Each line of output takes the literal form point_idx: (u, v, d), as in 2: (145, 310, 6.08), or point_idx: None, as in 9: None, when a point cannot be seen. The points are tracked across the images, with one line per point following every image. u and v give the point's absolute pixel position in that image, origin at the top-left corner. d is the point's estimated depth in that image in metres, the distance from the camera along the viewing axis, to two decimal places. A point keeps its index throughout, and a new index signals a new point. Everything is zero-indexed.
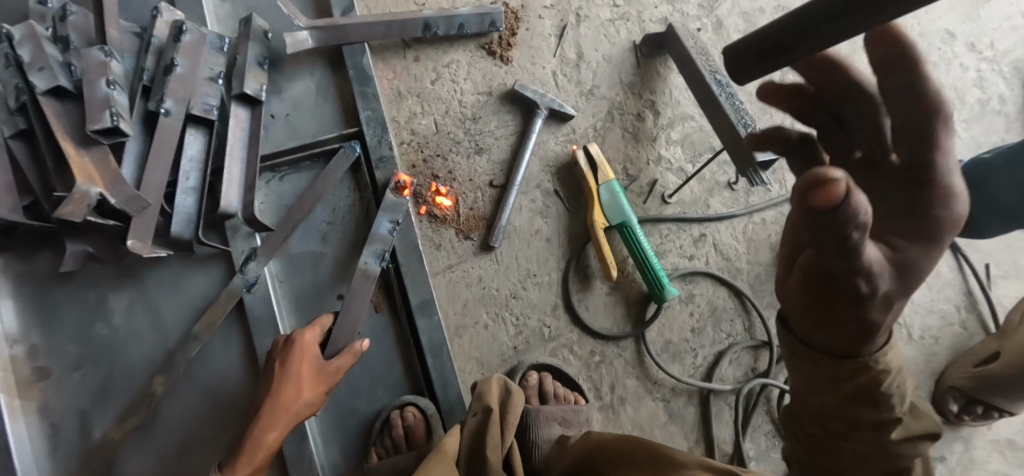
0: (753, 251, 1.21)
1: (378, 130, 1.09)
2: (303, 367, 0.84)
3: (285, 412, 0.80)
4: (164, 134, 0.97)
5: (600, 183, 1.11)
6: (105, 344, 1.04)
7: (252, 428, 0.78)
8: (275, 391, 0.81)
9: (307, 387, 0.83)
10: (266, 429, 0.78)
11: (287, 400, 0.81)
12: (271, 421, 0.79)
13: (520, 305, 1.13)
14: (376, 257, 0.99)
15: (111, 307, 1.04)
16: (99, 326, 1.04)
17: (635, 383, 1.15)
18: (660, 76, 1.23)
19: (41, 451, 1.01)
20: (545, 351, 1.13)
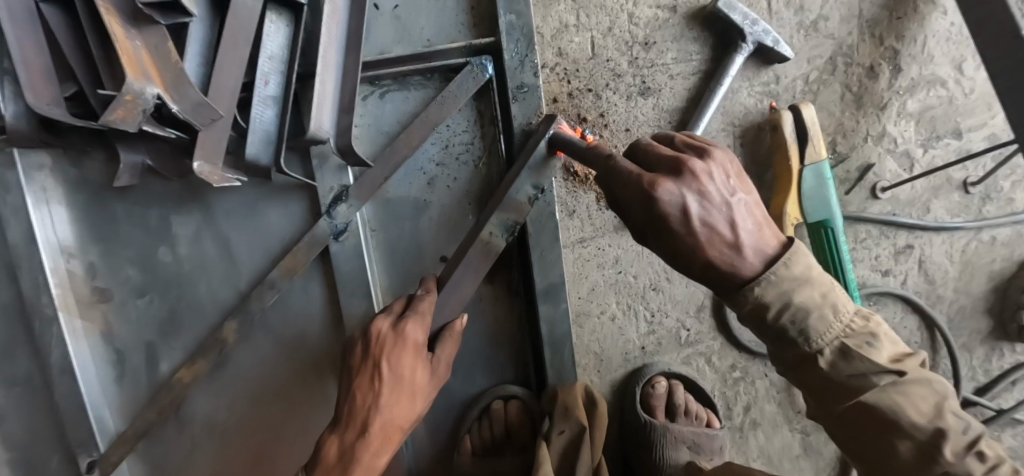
0: (965, 277, 0.93)
1: (521, 46, 0.79)
2: (417, 377, 0.68)
3: (397, 431, 0.67)
4: (239, 18, 0.70)
5: (805, 166, 0.82)
6: (170, 273, 0.92)
7: (363, 453, 0.64)
8: (389, 411, 0.66)
9: (419, 398, 0.69)
10: (378, 453, 0.65)
11: (401, 418, 0.67)
12: (383, 442, 0.66)
13: (659, 300, 0.91)
14: (505, 231, 0.77)
15: (175, 233, 0.90)
16: (162, 253, 0.91)
17: (774, 409, 0.98)
18: (918, 14, 0.85)
19: (108, 379, 0.94)
20: (677, 357, 0.93)
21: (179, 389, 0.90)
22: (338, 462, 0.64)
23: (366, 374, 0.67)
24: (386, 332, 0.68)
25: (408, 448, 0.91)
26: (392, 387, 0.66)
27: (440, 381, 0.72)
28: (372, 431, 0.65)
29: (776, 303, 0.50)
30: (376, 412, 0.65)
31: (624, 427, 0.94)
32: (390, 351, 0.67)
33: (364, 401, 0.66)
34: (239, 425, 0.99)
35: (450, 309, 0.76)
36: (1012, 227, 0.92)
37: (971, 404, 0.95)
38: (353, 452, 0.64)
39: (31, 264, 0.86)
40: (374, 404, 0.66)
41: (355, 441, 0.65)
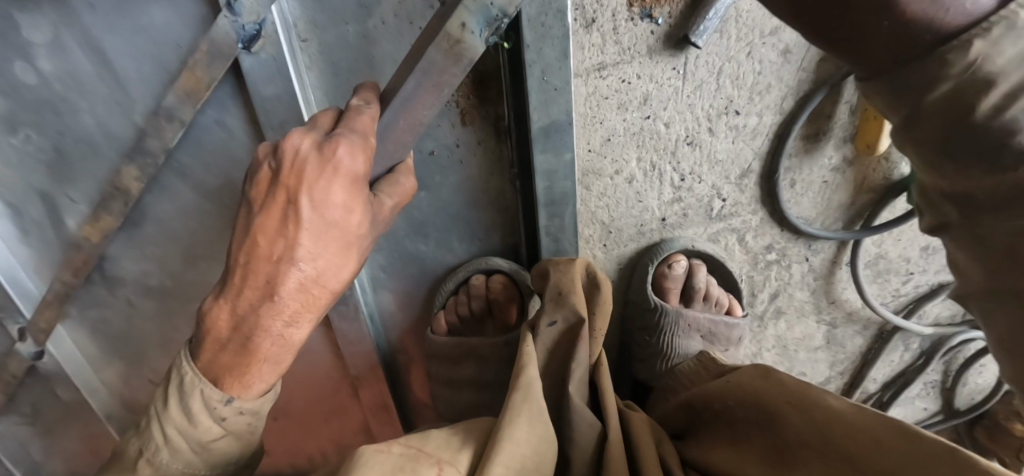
0: None
1: None
2: (352, 222, 0.46)
3: (321, 296, 0.47)
4: None
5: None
6: (36, 99, 0.68)
7: (269, 323, 0.46)
8: (310, 267, 0.45)
9: (357, 251, 0.48)
10: (291, 324, 0.47)
11: (329, 278, 0.47)
12: (300, 309, 0.47)
13: (694, 159, 0.68)
14: (484, 25, 0.47)
15: (25, 38, 0.63)
16: (19, 69, 0.66)
17: (805, 298, 0.82)
18: None
19: (14, 238, 0.81)
20: (704, 233, 0.74)
21: (90, 245, 0.76)
22: (234, 333, 0.47)
23: (276, 215, 0.45)
24: (305, 155, 0.44)
25: (375, 323, 0.77)
26: (314, 235, 0.45)
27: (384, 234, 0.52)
28: (283, 291, 0.46)
29: (1013, 74, 0.25)
30: (288, 267, 0.45)
31: (626, 312, 0.80)
32: (308, 184, 0.44)
33: (270, 253, 0.46)
34: (179, 285, 0.86)
35: (396, 140, 0.52)
36: None
37: None
38: (253, 322, 0.46)
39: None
40: (287, 256, 0.45)
41: (257, 306, 0.46)
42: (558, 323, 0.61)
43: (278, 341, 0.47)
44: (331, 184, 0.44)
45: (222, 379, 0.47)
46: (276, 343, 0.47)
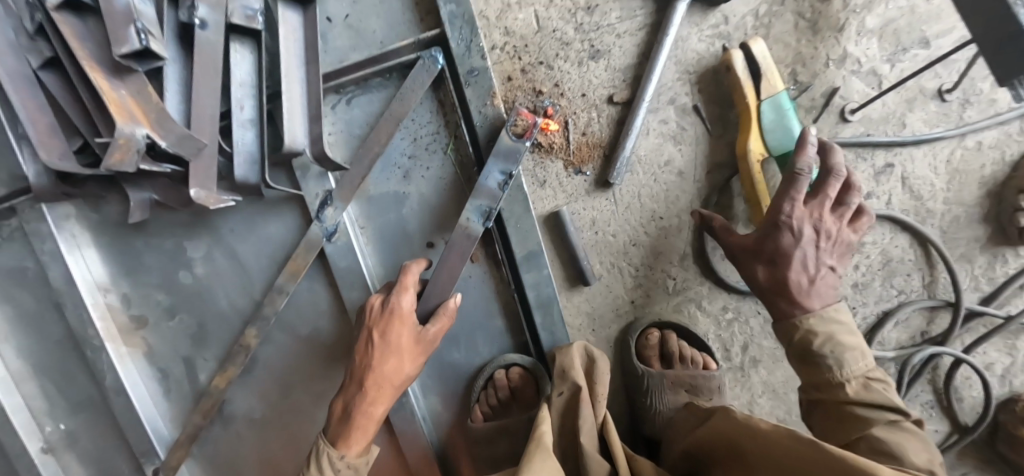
0: (956, 188, 0.91)
1: (465, 34, 0.82)
2: (405, 341, 0.76)
3: (389, 385, 0.76)
4: (204, 56, 0.78)
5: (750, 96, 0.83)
6: (191, 293, 0.99)
7: (359, 401, 0.74)
8: (379, 367, 0.75)
9: (411, 358, 0.77)
10: (375, 402, 0.75)
11: (391, 375, 0.75)
12: (380, 393, 0.75)
13: (641, 254, 0.94)
14: (481, 215, 0.82)
15: (190, 256, 0.97)
16: (182, 276, 0.98)
17: (771, 344, 0.99)
18: None
19: (157, 395, 1.03)
20: (668, 307, 0.96)
21: (217, 392, 1.00)
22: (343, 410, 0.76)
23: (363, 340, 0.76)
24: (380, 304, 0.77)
25: (427, 423, 0.98)
26: (383, 347, 0.75)
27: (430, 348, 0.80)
28: (366, 383, 0.75)
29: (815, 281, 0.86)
30: (369, 368, 0.75)
31: (624, 381, 0.99)
32: (379, 318, 0.76)
33: (359, 361, 0.76)
34: (276, 418, 1.09)
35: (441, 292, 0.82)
36: (1000, 129, 0.90)
37: (978, 314, 0.95)
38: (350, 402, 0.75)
39: (72, 299, 0.94)
40: (366, 362, 0.75)
41: (350, 396, 0.76)
42: (563, 395, 0.79)
43: (364, 415, 0.74)
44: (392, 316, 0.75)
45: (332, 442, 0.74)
46: (364, 415, 0.74)
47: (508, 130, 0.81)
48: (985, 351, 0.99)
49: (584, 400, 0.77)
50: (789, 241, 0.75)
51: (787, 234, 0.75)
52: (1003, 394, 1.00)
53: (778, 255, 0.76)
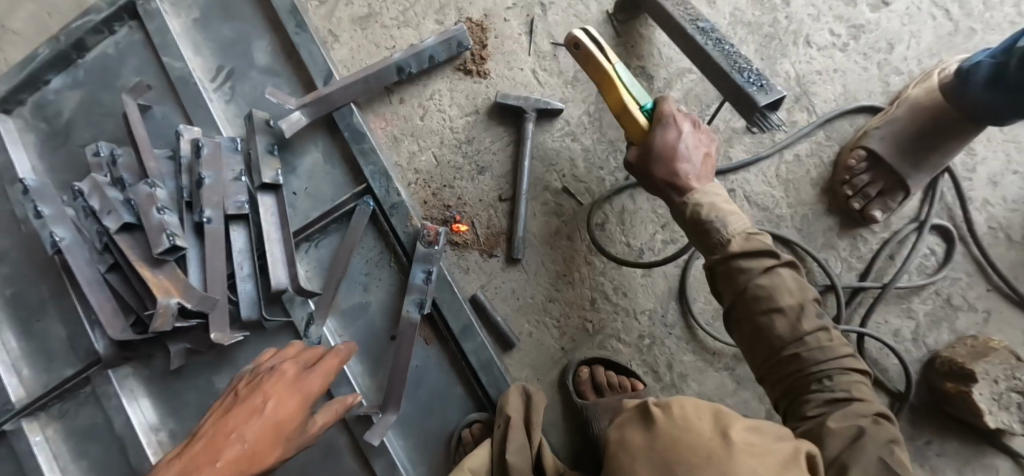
0: (793, 193, 1.12)
1: (383, 182, 1.15)
2: (285, 417, 0.76)
3: (234, 441, 0.69)
4: (212, 239, 1.14)
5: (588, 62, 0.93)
6: None
7: (247, 410, 0.73)
8: (245, 444, 0.70)
9: (279, 441, 0.74)
10: (172, 468, 0.65)
11: (254, 460, 0.70)
12: (201, 454, 0.66)
13: (557, 307, 1.16)
14: (416, 305, 1.09)
15: (217, 387, 1.25)
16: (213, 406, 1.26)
17: (692, 358, 1.14)
18: (646, 37, 1.15)
19: None
20: (593, 346, 1.15)
21: None
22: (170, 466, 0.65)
23: (233, 400, 0.77)
24: (263, 372, 0.81)
25: None
26: (254, 407, 0.74)
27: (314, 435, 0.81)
28: (196, 450, 0.67)
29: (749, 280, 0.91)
30: (234, 427, 0.71)
31: (573, 418, 1.13)
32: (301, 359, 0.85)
33: (220, 436, 0.69)
34: None
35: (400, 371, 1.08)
36: (808, 141, 1.12)
37: (859, 290, 1.09)
38: (246, 435, 0.71)
39: (134, 441, 1.22)
40: (240, 436, 0.70)
41: None
42: (499, 426, 0.97)
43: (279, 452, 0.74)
44: (272, 378, 0.79)
45: (257, 411, 0.74)
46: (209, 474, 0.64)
47: (421, 241, 1.10)
48: (885, 320, 1.11)
49: (515, 428, 0.95)
50: (671, 139, 0.87)
51: (665, 132, 0.88)
52: (920, 355, 1.10)
53: (666, 151, 0.86)
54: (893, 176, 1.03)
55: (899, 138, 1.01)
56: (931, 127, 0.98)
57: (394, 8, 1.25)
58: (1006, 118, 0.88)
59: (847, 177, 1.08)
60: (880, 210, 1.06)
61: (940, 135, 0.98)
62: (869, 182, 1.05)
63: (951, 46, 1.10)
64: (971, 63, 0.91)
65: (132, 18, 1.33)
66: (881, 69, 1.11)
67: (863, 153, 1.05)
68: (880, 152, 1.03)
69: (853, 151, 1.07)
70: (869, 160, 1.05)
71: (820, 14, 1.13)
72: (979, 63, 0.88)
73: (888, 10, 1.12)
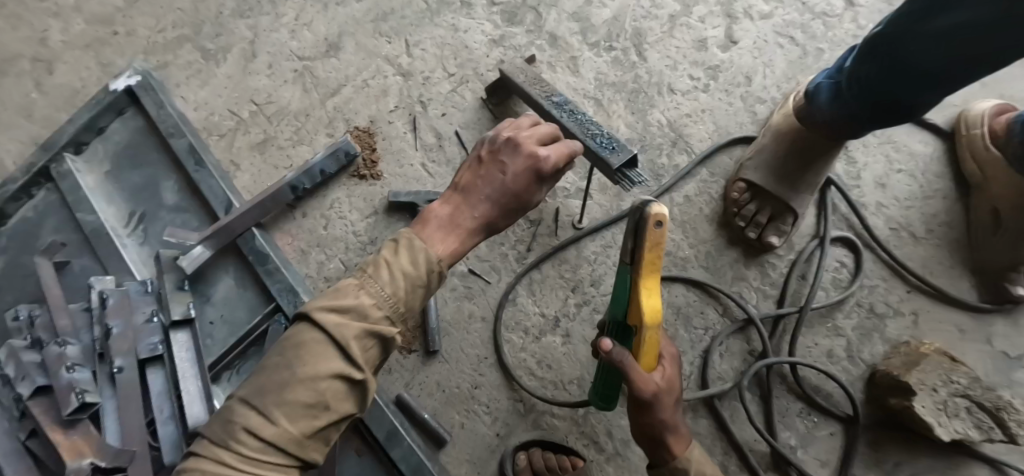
0: (691, 233, 1.12)
1: (291, 298, 1.15)
2: (524, 187, 0.68)
3: (483, 190, 0.67)
4: (127, 387, 1.12)
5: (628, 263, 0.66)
6: None
7: (473, 177, 0.68)
8: (430, 240, 0.63)
9: (506, 206, 0.67)
10: (400, 261, 0.60)
11: (461, 222, 0.65)
12: (433, 223, 0.65)
13: (485, 392, 1.12)
14: None
15: None
16: None
17: (630, 420, 1.10)
18: (520, 115, 1.22)
19: None
20: (527, 427, 1.11)
21: None
22: (359, 279, 0.59)
23: (444, 209, 0.66)
24: (483, 156, 0.70)
25: None
26: (485, 182, 0.67)
27: (555, 168, 0.69)
28: (428, 232, 0.63)
29: None
30: (428, 232, 0.64)
31: None
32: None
33: (438, 223, 0.65)
34: None
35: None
36: (694, 181, 1.14)
37: (780, 317, 1.06)
38: (455, 210, 0.66)
39: None
40: (463, 210, 0.66)
41: (404, 273, 0.59)
42: None
43: (524, 208, 0.70)
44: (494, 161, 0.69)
45: (484, 186, 0.67)
46: (407, 261, 0.60)
47: None
48: (815, 343, 1.07)
49: None
50: (664, 375, 0.71)
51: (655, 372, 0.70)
52: (861, 372, 1.06)
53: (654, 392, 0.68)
54: (778, 200, 1.04)
55: (770, 167, 1.03)
56: (795, 149, 0.98)
57: (288, 130, 1.32)
58: (858, 132, 0.85)
59: (737, 210, 1.09)
60: (776, 236, 1.05)
61: (812, 156, 0.97)
62: (757, 210, 1.06)
63: (801, 70, 1.18)
64: (813, 86, 0.90)
65: (49, 180, 1.39)
66: (745, 102, 1.16)
67: (742, 185, 1.07)
68: (757, 181, 1.05)
69: (735, 184, 1.09)
70: (750, 191, 1.07)
71: (677, 64, 1.19)
72: (821, 86, 0.87)
73: (737, 48, 1.19)
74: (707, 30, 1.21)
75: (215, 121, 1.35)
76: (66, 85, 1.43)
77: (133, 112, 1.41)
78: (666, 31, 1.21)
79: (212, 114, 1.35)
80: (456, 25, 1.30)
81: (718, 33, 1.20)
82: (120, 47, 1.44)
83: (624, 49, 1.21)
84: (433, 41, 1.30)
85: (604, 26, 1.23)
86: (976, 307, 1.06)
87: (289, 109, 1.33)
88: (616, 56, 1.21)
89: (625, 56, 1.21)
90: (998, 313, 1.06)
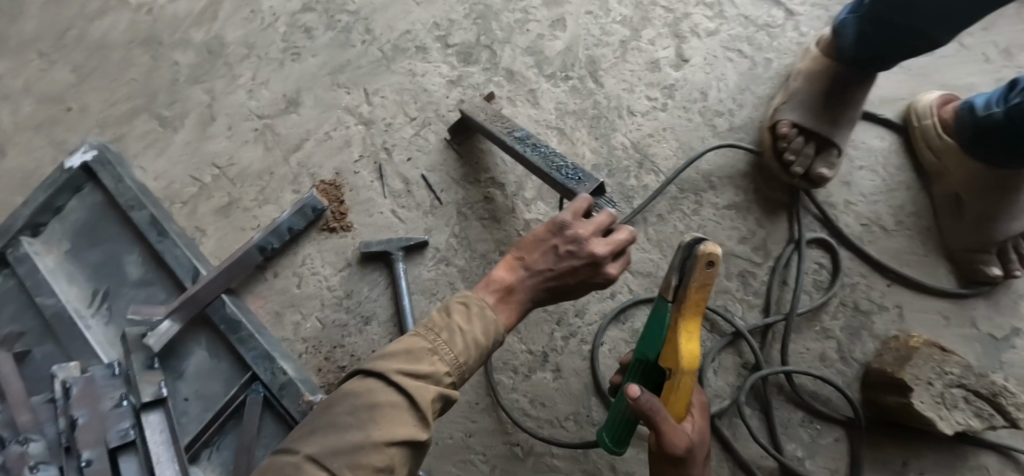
0: (669, 251, 1.12)
1: (267, 364, 1.10)
2: (581, 280, 0.72)
3: (549, 275, 0.69)
4: None
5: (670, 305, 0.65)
6: None
7: (540, 253, 0.70)
8: (499, 313, 0.67)
9: (561, 291, 0.72)
10: (473, 330, 0.63)
11: (517, 306, 0.69)
12: (499, 291, 0.68)
13: (480, 440, 1.07)
14: None
15: None
16: None
17: (632, 451, 1.06)
18: (485, 151, 1.22)
19: None
20: (528, 471, 1.05)
21: None
22: (429, 342, 0.62)
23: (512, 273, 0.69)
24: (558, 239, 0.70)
25: None
26: (558, 268, 0.70)
27: (609, 274, 0.73)
28: (495, 302, 0.67)
29: None
30: (499, 304, 0.67)
31: None
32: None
33: (499, 300, 0.68)
34: None
35: None
36: (665, 199, 1.14)
37: (768, 326, 1.05)
38: (517, 282, 0.69)
39: None
40: (525, 295, 0.69)
41: (481, 340, 0.63)
42: None
43: (571, 290, 0.74)
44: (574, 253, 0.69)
45: (549, 270, 0.70)
46: (479, 332, 0.63)
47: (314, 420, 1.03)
48: (806, 348, 1.06)
49: None
50: (696, 428, 0.68)
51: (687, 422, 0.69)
52: (856, 372, 1.04)
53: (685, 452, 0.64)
54: (821, 134, 1.05)
55: (809, 104, 1.05)
56: (827, 97, 1.04)
57: (252, 190, 1.29)
58: (885, 62, 0.91)
59: (786, 148, 1.06)
60: (824, 167, 1.05)
61: (850, 82, 1.02)
62: (796, 151, 1.05)
63: (753, 81, 1.21)
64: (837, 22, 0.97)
65: (6, 268, 1.33)
66: (704, 117, 1.18)
67: (788, 124, 1.06)
68: (802, 120, 1.05)
69: (777, 127, 1.07)
70: (796, 129, 1.06)
71: (634, 86, 1.21)
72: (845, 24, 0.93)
73: (689, 65, 1.22)
74: (658, 51, 1.24)
75: (176, 189, 1.32)
76: (20, 168, 1.39)
77: (91, 189, 1.36)
78: (619, 56, 1.24)
79: (173, 183, 1.32)
80: (413, 70, 1.31)
81: (668, 53, 1.23)
82: (72, 125, 1.40)
83: (580, 77, 1.23)
84: (391, 88, 1.30)
85: (558, 58, 1.25)
86: (956, 294, 1.06)
87: (251, 169, 1.31)
88: (573, 85, 1.22)
89: (582, 84, 1.22)
90: (977, 297, 1.07)
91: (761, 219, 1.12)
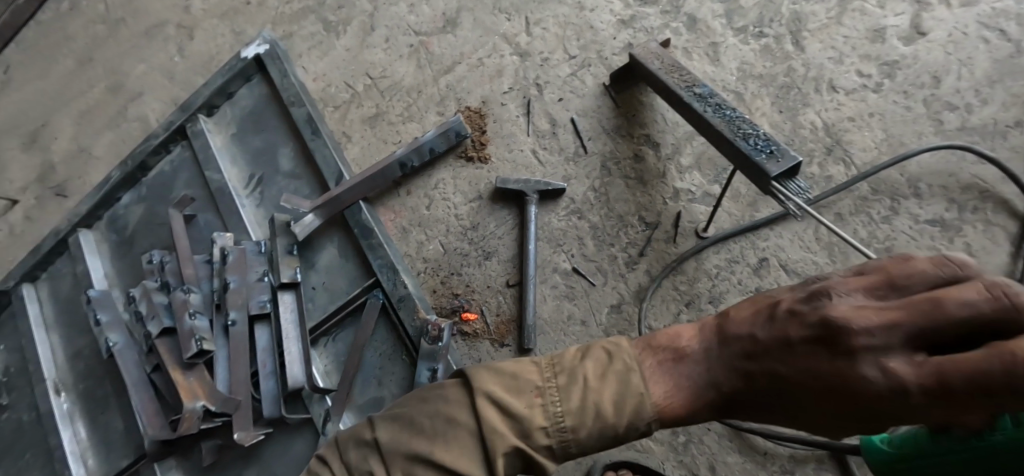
0: (837, 258, 0.97)
1: (390, 275, 1.14)
2: (835, 360, 0.42)
3: (745, 345, 0.49)
4: (237, 340, 1.18)
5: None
6: None
7: (743, 317, 0.51)
8: (663, 391, 0.53)
9: (807, 378, 0.45)
10: (605, 388, 0.54)
11: (682, 389, 0.53)
12: (668, 354, 0.55)
13: None
14: None
15: None
16: None
17: (738, 459, 0.98)
18: (645, 105, 1.11)
19: None
20: (620, 444, 1.02)
21: None
22: (547, 378, 0.57)
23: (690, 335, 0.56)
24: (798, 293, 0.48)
25: None
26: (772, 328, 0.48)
27: (868, 341, 0.41)
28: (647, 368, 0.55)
29: None
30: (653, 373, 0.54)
31: None
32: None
33: (658, 361, 0.55)
34: None
35: None
36: (853, 197, 0.97)
37: None
38: (699, 351, 0.54)
39: None
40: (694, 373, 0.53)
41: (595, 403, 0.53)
42: None
43: (847, 400, 0.43)
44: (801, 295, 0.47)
45: (753, 343, 0.49)
46: (606, 399, 0.53)
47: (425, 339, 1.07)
48: None
49: None
50: None
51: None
52: None
53: None
54: None
55: None
56: None
57: (399, 105, 1.30)
58: None
59: None
60: None
61: None
62: None
63: (1007, 75, 0.96)
64: None
65: (185, 139, 1.48)
66: (927, 109, 0.97)
67: None
68: None
69: None
70: None
71: (843, 56, 1.02)
72: None
73: (924, 40, 1.00)
74: (886, 18, 1.02)
75: (332, 93, 1.37)
76: (205, 51, 1.55)
77: (260, 79, 1.46)
78: (833, 18, 1.04)
79: (330, 85, 1.37)
80: (583, 3, 1.21)
81: (900, 21, 1.01)
82: (251, 17, 1.52)
83: (778, 36, 1.05)
84: (556, 19, 1.21)
85: (755, 10, 1.08)
86: None
87: (402, 84, 1.31)
88: (767, 44, 1.06)
89: (777, 45, 1.05)
90: None
91: (975, 246, 0.92)
